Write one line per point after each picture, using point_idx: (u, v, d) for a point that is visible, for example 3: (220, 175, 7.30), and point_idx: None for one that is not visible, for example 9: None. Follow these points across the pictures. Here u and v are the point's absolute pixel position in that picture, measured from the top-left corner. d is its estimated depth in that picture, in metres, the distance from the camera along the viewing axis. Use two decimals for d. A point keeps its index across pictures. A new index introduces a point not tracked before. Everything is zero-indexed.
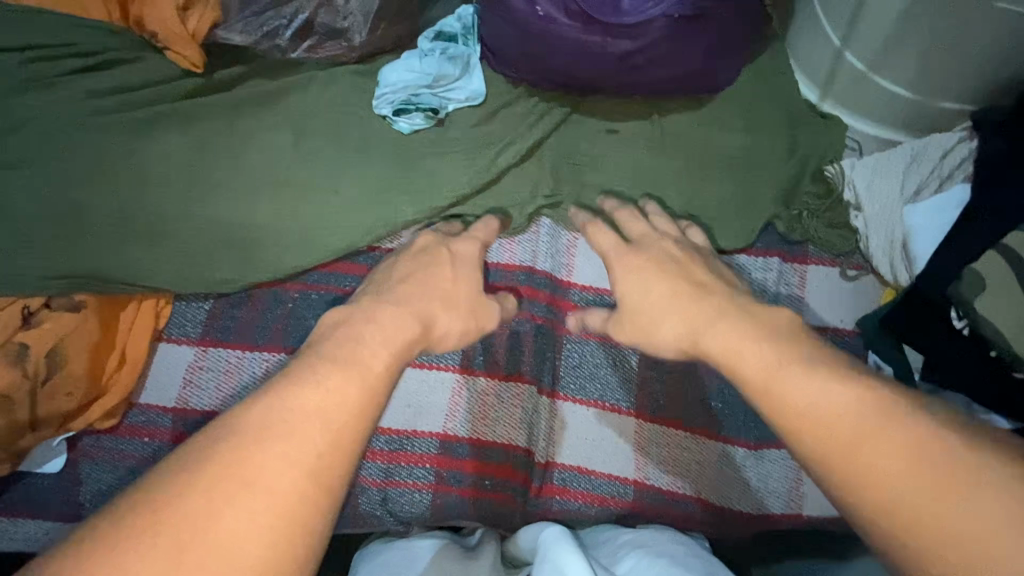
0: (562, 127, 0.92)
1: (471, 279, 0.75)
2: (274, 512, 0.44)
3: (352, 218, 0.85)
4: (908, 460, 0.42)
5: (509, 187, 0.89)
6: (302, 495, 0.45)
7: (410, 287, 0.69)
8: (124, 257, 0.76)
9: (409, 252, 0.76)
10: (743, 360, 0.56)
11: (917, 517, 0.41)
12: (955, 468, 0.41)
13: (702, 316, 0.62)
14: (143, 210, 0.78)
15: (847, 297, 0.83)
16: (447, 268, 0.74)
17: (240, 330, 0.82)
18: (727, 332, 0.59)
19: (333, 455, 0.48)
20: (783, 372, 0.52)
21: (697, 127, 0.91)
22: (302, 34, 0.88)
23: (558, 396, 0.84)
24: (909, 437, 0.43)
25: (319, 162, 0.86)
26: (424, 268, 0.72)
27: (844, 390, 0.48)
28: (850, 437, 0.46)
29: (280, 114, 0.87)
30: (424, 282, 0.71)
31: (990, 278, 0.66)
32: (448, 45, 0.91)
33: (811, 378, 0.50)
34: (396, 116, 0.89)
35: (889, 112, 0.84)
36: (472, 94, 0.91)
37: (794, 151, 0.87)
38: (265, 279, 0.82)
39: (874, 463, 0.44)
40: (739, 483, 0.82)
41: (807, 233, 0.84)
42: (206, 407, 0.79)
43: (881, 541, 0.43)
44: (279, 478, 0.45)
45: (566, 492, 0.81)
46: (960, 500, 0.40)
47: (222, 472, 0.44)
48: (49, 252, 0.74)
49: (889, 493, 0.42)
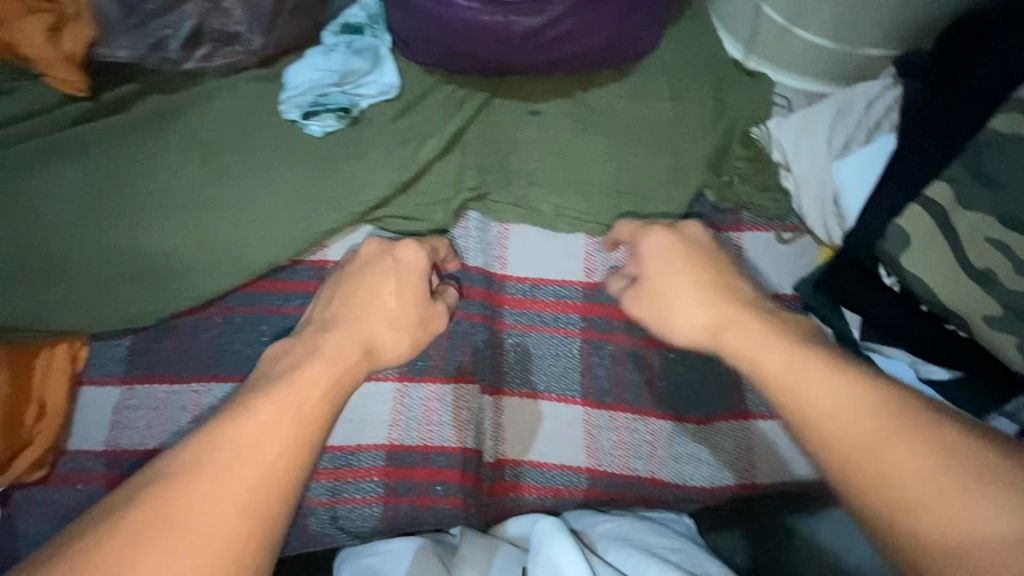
0: (483, 113, 0.88)
1: (418, 287, 0.71)
2: (213, 551, 0.45)
3: (269, 234, 0.81)
4: (936, 464, 0.43)
5: (432, 184, 0.85)
6: (240, 533, 0.46)
7: (353, 305, 0.67)
8: (29, 299, 0.75)
9: (347, 269, 0.72)
10: (769, 353, 0.54)
11: (942, 517, 0.41)
12: (978, 469, 0.42)
13: (716, 303, 0.61)
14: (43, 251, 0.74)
15: (785, 261, 0.81)
16: (390, 280, 0.70)
17: (164, 363, 0.78)
18: (744, 329, 0.58)
19: (272, 488, 0.49)
20: (804, 367, 0.51)
21: (622, 100, 0.87)
22: (194, 42, 0.82)
23: (503, 392, 0.83)
24: (932, 438, 0.44)
25: (230, 179, 0.82)
26: (365, 284, 0.69)
27: (866, 389, 0.48)
28: (844, 427, 0.47)
29: (182, 131, 0.83)
30: (373, 304, 0.68)
31: (914, 230, 0.65)
32: (354, 38, 0.88)
33: (830, 373, 0.50)
34: (306, 119, 0.85)
35: (813, 64, 0.82)
36: (385, 88, 0.88)
37: (721, 115, 0.84)
38: (184, 308, 0.79)
39: (904, 464, 0.43)
40: (692, 458, 0.82)
41: (739, 200, 0.82)
42: (139, 446, 0.76)
43: (895, 534, 0.42)
44: (222, 516, 0.46)
45: (519, 487, 0.81)
46: (987, 502, 0.40)
47: (147, 512, 0.46)
48: None
49: (899, 490, 0.43)
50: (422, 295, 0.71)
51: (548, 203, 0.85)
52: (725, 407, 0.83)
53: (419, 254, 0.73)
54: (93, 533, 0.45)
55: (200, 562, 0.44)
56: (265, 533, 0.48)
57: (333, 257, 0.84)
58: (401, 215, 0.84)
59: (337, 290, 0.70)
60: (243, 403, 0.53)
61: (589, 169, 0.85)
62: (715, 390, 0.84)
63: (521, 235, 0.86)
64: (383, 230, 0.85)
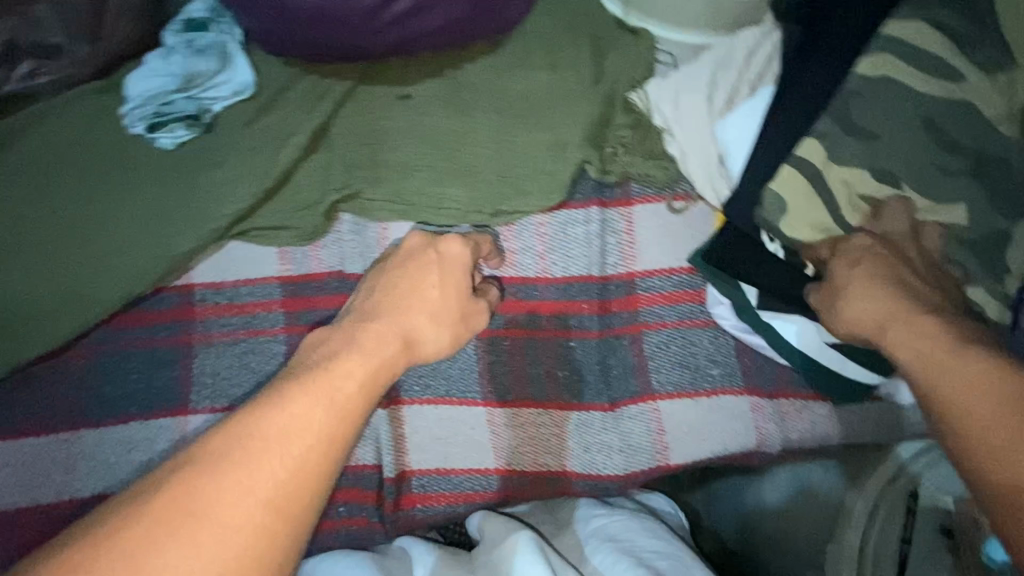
0: (348, 105, 0.81)
1: (457, 280, 0.67)
2: (225, 548, 0.43)
3: (120, 264, 0.74)
4: None
5: (300, 188, 0.79)
6: (264, 528, 0.45)
7: (393, 296, 0.64)
8: None
9: (390, 262, 0.68)
10: (923, 344, 0.52)
11: None
12: None
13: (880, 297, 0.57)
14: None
15: (676, 232, 0.77)
16: (432, 272, 0.66)
17: (28, 415, 0.74)
18: (912, 325, 0.54)
19: (300, 481, 0.48)
20: (951, 364, 0.49)
21: (496, 74, 0.80)
22: (11, 59, 0.75)
23: (402, 402, 0.78)
24: None
25: (73, 207, 0.75)
26: (406, 276, 0.66)
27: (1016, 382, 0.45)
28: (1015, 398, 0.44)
29: (16, 160, 0.76)
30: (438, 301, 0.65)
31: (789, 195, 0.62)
32: (196, 36, 0.80)
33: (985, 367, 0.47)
34: (152, 132, 0.78)
35: (690, 14, 0.75)
36: (238, 87, 0.80)
37: (599, 81, 0.78)
38: (38, 354, 0.73)
39: None
40: (602, 447, 0.79)
41: (624, 171, 0.77)
42: (12, 505, 0.72)
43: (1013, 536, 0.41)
44: (236, 507, 0.45)
45: (427, 497, 0.78)
46: None
47: (174, 499, 0.44)
48: None
49: None
50: (466, 290, 0.68)
51: (426, 195, 0.79)
52: (632, 392, 0.78)
53: (465, 249, 0.69)
54: (118, 516, 0.43)
55: (220, 564, 0.43)
56: (286, 531, 0.46)
57: (202, 279, 0.78)
58: (269, 226, 0.78)
59: (380, 288, 0.66)
60: (241, 412, 0.50)
61: (466, 154, 0.79)
62: (621, 374, 0.79)
63: (401, 233, 0.81)
64: (253, 243, 0.80)
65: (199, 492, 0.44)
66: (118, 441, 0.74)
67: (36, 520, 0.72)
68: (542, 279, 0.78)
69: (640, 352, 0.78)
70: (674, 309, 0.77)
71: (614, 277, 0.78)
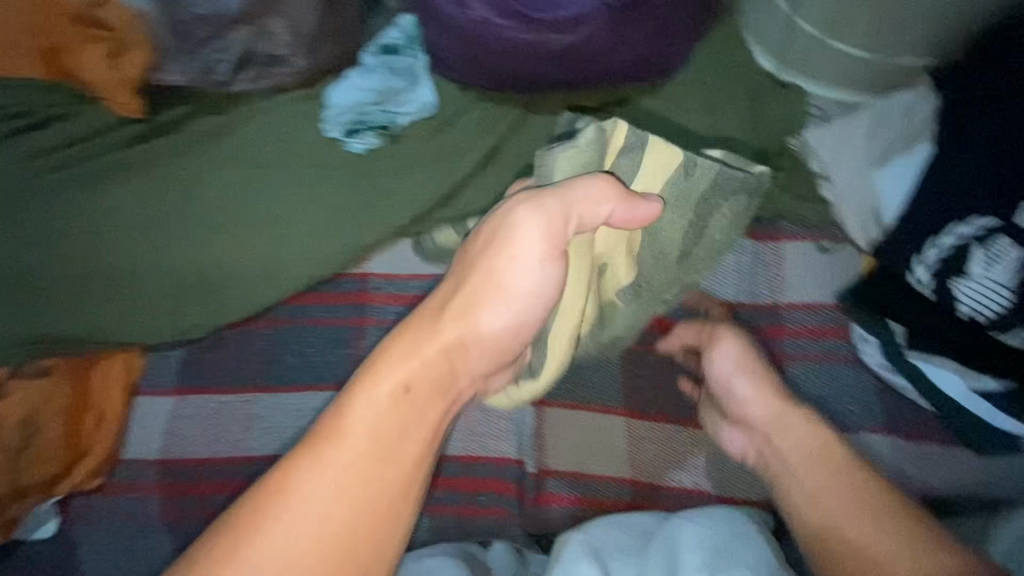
0: (517, 130, 0.90)
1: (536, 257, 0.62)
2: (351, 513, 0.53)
3: (312, 249, 0.83)
4: None
5: (469, 200, 0.88)
6: (371, 512, 0.53)
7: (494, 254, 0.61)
8: (78, 316, 0.75)
9: (470, 236, 0.64)
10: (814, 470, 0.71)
11: None
12: None
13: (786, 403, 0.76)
14: (103, 267, 0.77)
15: (823, 271, 0.82)
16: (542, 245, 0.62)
17: (217, 375, 0.81)
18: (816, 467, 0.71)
19: (356, 485, 0.53)
20: (879, 524, 0.63)
21: (654, 114, 0.88)
22: (242, 64, 0.85)
23: (545, 404, 0.83)
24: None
25: (276, 197, 0.84)
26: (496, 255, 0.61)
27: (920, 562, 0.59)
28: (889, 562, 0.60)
29: (229, 150, 0.84)
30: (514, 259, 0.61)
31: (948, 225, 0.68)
32: (392, 59, 0.90)
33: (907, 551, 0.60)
34: (347, 137, 0.87)
35: (847, 75, 0.82)
36: (422, 105, 0.89)
37: (754, 128, 0.85)
38: (236, 318, 0.81)
39: None
40: (738, 469, 0.81)
41: (778, 210, 0.83)
42: (191, 455, 0.79)
43: None
44: (323, 496, 0.52)
45: (562, 498, 0.81)
46: None
47: (272, 484, 0.53)
48: (11, 320, 0.73)
49: None
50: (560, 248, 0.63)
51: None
52: None
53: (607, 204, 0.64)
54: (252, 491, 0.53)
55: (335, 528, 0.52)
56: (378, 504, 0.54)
57: (377, 269, 0.88)
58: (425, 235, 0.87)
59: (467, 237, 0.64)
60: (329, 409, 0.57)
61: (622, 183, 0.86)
62: None
63: None
64: (427, 247, 0.89)
65: (337, 455, 0.54)
66: (293, 407, 0.81)
67: (211, 473, 0.79)
68: (689, 301, 0.84)
69: (781, 382, 0.81)
70: (816, 342, 0.82)
71: (760, 306, 0.83)
